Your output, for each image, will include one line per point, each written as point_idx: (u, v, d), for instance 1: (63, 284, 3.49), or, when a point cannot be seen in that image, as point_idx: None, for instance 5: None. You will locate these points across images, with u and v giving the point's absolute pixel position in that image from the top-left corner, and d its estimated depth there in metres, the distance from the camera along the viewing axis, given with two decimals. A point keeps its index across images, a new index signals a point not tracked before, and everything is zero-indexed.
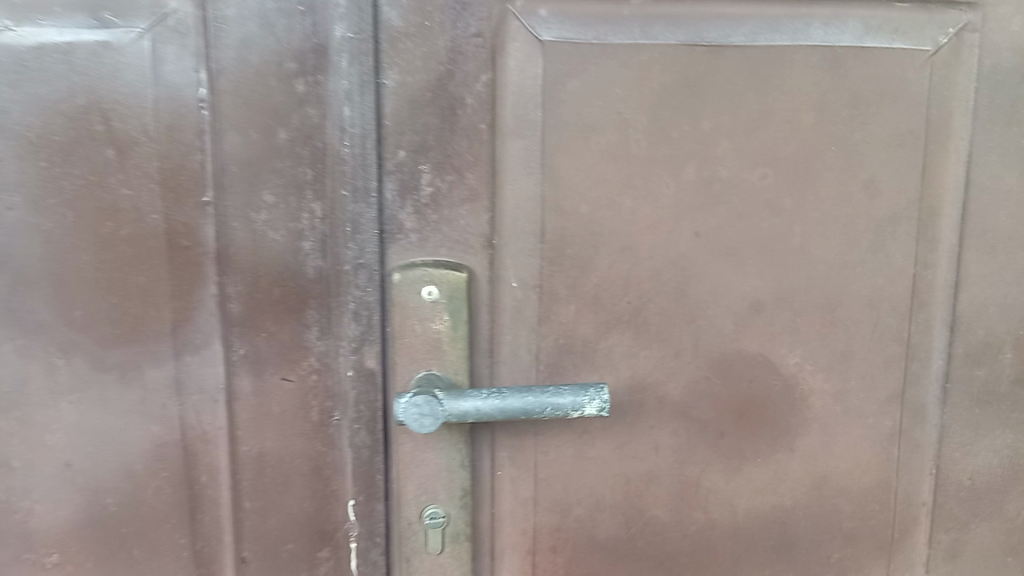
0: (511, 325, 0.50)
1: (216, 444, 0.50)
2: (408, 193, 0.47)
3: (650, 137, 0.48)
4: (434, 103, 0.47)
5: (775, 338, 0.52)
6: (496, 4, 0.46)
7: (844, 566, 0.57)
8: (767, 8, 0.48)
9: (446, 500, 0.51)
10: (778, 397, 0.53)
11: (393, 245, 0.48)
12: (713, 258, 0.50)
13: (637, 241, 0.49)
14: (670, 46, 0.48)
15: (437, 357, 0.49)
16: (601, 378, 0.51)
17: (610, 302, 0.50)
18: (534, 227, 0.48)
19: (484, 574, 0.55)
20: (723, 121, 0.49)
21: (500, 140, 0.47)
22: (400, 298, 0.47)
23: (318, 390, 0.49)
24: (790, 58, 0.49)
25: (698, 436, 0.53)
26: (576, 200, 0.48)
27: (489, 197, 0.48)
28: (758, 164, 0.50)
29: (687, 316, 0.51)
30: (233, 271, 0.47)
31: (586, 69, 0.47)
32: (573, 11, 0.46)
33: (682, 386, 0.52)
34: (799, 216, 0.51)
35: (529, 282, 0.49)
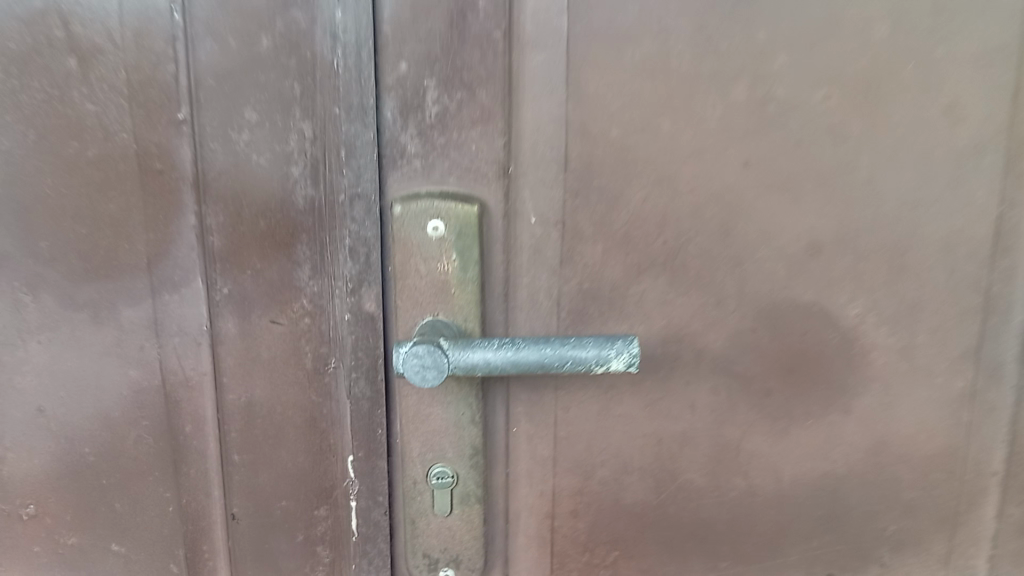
0: (529, 266, 0.44)
1: (200, 391, 0.45)
2: (410, 111, 0.41)
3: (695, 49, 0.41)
4: (441, 6, 0.40)
5: (834, 286, 0.45)
6: None
7: (900, 539, 0.51)
8: None
9: (455, 459, 0.46)
10: (834, 352, 0.47)
11: (394, 172, 0.42)
12: (764, 192, 0.43)
13: (675, 170, 0.43)
14: None
15: (444, 302, 0.43)
16: (631, 328, 0.45)
17: (642, 241, 0.44)
18: (557, 154, 0.42)
19: (499, 538, 0.50)
20: (781, 30, 0.41)
21: (517, 49, 0.40)
22: (402, 233, 0.42)
23: (312, 334, 0.44)
24: None
25: (740, 395, 0.47)
26: (606, 122, 0.42)
27: (505, 118, 0.41)
28: (820, 83, 0.42)
29: (731, 259, 0.44)
30: (214, 200, 0.42)
31: None
32: None
33: (724, 338, 0.46)
34: (868, 144, 0.43)
35: (550, 216, 0.43)
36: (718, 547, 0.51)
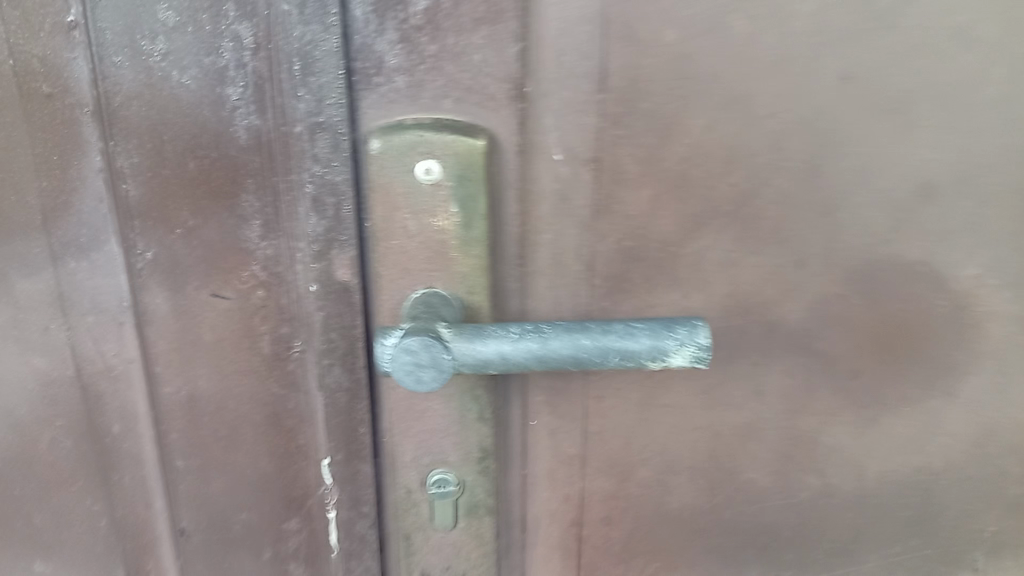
0: (552, 219, 0.33)
1: (127, 384, 0.35)
2: (389, 7, 0.29)
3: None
4: None
5: (947, 239, 0.35)
6: None
7: (1002, 543, 0.42)
8: None
9: (459, 464, 0.36)
10: (943, 323, 0.36)
11: (368, 95, 0.30)
12: (864, 116, 0.33)
13: (750, 88, 0.32)
14: None
15: (441, 268, 0.32)
16: (684, 297, 0.35)
17: (702, 184, 0.33)
18: (591, 66, 0.31)
19: (513, 549, 0.40)
20: None
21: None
22: (381, 179, 0.31)
23: (269, 310, 0.34)
24: None
25: (819, 378, 0.37)
26: (660, 20, 0.30)
27: (522, 16, 0.30)
28: None
29: (818, 207, 0.34)
30: (126, 135, 0.30)
31: None
32: None
33: (803, 307, 0.36)
34: (1007, 48, 0.32)
35: (580, 152, 0.32)
36: (781, 555, 0.41)
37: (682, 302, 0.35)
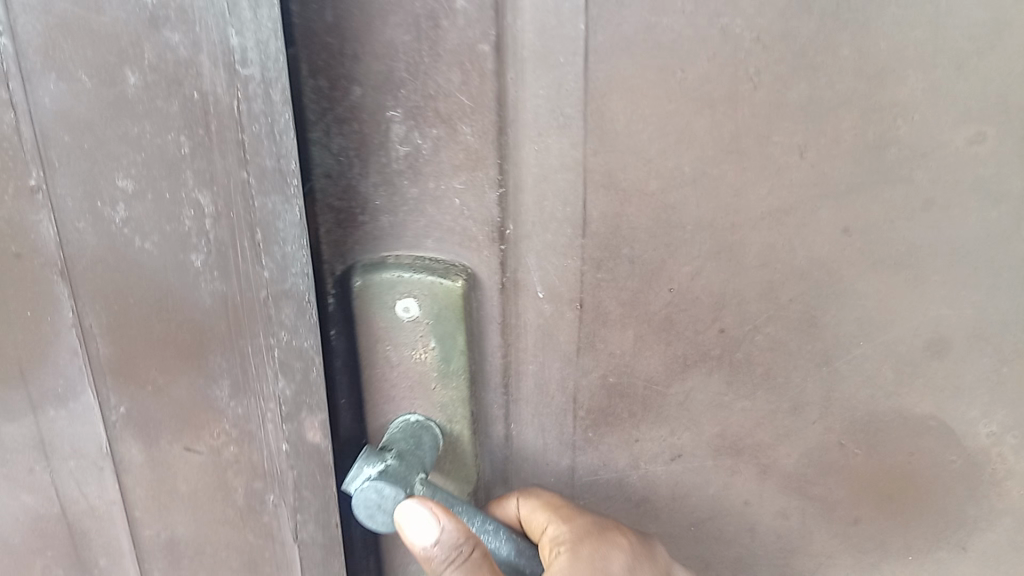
0: (536, 351, 0.33)
1: (111, 523, 0.39)
2: (371, 152, 0.30)
3: (777, 63, 0.28)
4: (404, 8, 0.27)
5: (958, 394, 0.33)
6: None
7: None
8: None
9: None
10: (953, 477, 0.35)
11: (358, 231, 0.31)
12: (869, 269, 0.31)
13: (741, 238, 0.31)
14: None
15: (422, 396, 0.33)
16: (673, 433, 0.34)
17: (690, 328, 0.32)
18: (571, 212, 0.30)
19: None
20: (912, 42, 0.28)
21: (509, 62, 0.28)
22: (366, 313, 0.32)
23: (240, 464, 0.34)
24: None
25: (819, 521, 0.36)
26: (642, 171, 0.29)
27: (498, 162, 0.29)
28: (967, 120, 0.29)
29: (817, 355, 0.33)
30: (92, 293, 0.32)
31: None
32: None
33: (799, 453, 0.34)
34: None
35: (564, 293, 0.32)
36: None
37: (670, 438, 0.34)
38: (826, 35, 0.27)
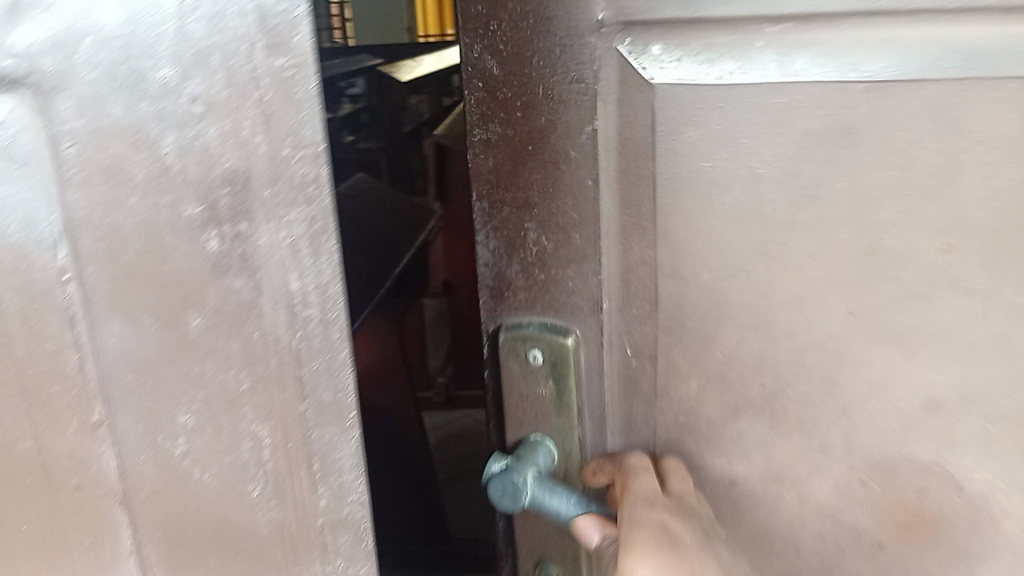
0: (625, 394, 0.46)
1: None
2: (514, 249, 0.45)
3: (788, 193, 0.41)
4: (536, 156, 0.42)
5: (955, 444, 0.43)
6: (604, 42, 0.40)
7: None
8: (959, 28, 0.38)
9: (557, 561, 0.50)
10: (958, 516, 0.45)
11: (506, 304, 0.46)
12: (872, 343, 0.42)
13: (773, 316, 0.43)
14: (820, 87, 0.39)
15: (544, 421, 0.47)
16: (730, 464, 0.46)
17: (738, 382, 0.44)
18: (648, 293, 0.44)
19: None
20: (887, 177, 0.40)
21: (605, 188, 0.43)
22: (507, 360, 0.46)
23: None
24: (994, 95, 0.38)
25: (849, 543, 0.46)
26: (698, 266, 0.42)
27: (598, 257, 0.44)
28: (936, 232, 0.40)
29: (837, 408, 0.44)
30: (158, 502, 0.45)
31: (708, 114, 0.40)
32: (691, 46, 0.40)
33: (829, 485, 0.45)
34: (996, 299, 0.41)
35: (645, 351, 0.45)
36: None
37: (729, 467, 0.46)
38: (821, 174, 0.40)
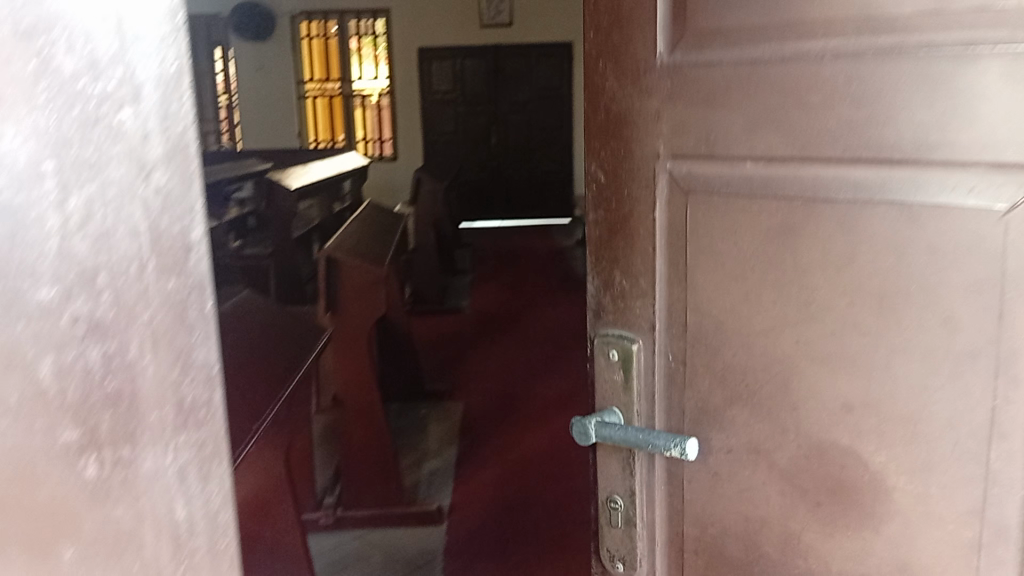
0: (665, 388, 0.86)
1: None
2: (609, 287, 0.88)
3: (758, 263, 0.77)
4: (621, 233, 0.86)
5: (863, 433, 0.74)
6: (660, 170, 0.82)
7: None
8: (853, 171, 0.70)
9: (622, 496, 0.91)
10: (866, 483, 0.75)
11: (602, 319, 0.89)
12: (811, 362, 0.76)
13: (753, 340, 0.79)
14: (777, 202, 0.75)
15: (617, 397, 0.89)
16: (725, 435, 0.83)
17: (732, 383, 0.81)
18: (679, 317, 0.84)
19: (653, 552, 0.92)
20: (816, 259, 0.74)
21: (655, 248, 0.84)
22: (599, 356, 0.90)
23: None
24: (874, 209, 0.70)
25: (799, 498, 0.79)
26: (709, 304, 0.81)
27: (651, 296, 0.85)
28: (846, 295, 0.73)
29: (790, 403, 0.78)
30: None
31: (715, 213, 0.79)
32: (706, 175, 0.79)
33: (786, 457, 0.79)
34: (882, 337, 0.72)
35: (677, 357, 0.85)
36: None
37: (725, 438, 0.83)
38: (776, 253, 0.76)
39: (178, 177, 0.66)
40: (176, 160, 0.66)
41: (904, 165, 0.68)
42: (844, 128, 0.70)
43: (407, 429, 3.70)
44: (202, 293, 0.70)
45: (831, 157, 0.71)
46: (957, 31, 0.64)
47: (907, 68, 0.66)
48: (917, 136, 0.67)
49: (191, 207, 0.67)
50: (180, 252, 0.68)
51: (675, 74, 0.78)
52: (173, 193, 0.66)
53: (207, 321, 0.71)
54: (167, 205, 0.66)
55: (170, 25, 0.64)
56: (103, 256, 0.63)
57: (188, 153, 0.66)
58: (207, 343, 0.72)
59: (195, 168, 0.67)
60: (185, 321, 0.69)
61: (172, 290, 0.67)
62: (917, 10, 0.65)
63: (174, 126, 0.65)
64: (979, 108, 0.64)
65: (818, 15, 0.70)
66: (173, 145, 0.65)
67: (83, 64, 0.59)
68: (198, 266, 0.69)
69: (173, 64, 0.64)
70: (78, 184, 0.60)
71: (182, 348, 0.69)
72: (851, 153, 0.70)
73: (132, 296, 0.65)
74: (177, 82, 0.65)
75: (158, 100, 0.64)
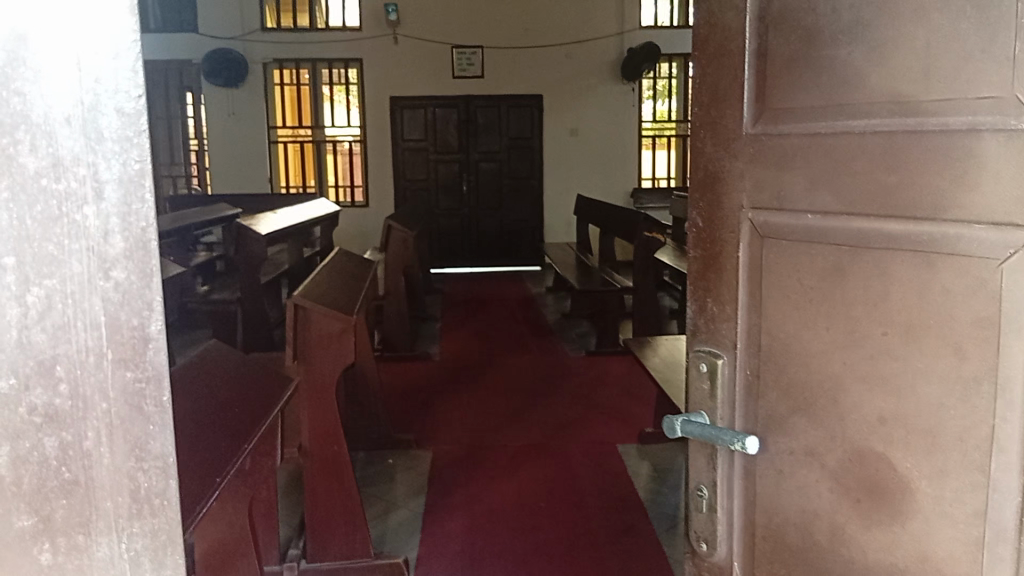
0: (742, 396, 1.05)
1: None
2: (701, 311, 1.08)
3: (814, 297, 0.95)
4: (711, 267, 1.06)
5: (893, 442, 0.89)
6: (740, 216, 1.01)
7: None
8: (888, 223, 0.87)
9: (707, 486, 1.11)
10: (896, 485, 0.90)
11: (695, 336, 1.10)
12: (854, 380, 0.92)
13: (810, 359, 0.96)
14: (831, 246, 0.93)
15: (705, 403, 1.09)
16: (787, 438, 1.00)
17: (793, 395, 0.99)
18: (754, 339, 1.03)
19: (728, 537, 1.09)
20: (859, 294, 0.91)
21: (737, 281, 1.03)
22: (691, 366, 1.10)
23: None
24: (902, 256, 0.87)
25: (843, 495, 0.94)
26: (777, 327, 0.99)
27: (734, 319, 1.04)
28: (883, 326, 0.89)
29: (837, 414, 0.94)
30: None
31: (782, 254, 0.98)
32: (776, 222, 0.98)
33: (834, 459, 0.95)
34: (909, 361, 0.87)
35: (752, 371, 1.03)
36: None
37: (786, 441, 1.00)
38: (828, 288, 0.94)
39: (136, 271, 0.88)
40: (136, 254, 0.88)
41: (926, 220, 0.84)
42: (882, 189, 0.87)
43: (376, 479, 3.80)
44: (158, 386, 0.90)
45: (874, 212, 0.88)
46: (965, 115, 0.80)
47: (927, 143, 0.83)
48: (936, 198, 0.83)
49: (149, 303, 0.89)
50: (138, 342, 0.89)
51: (755, 141, 0.98)
52: (132, 288, 0.88)
53: (165, 413, 0.91)
54: (125, 300, 0.88)
55: (133, 131, 0.86)
56: (60, 346, 0.87)
57: (147, 248, 0.88)
58: (163, 435, 0.91)
59: (154, 265, 0.88)
60: (144, 412, 0.90)
61: (129, 380, 0.89)
62: (934, 97, 0.82)
63: (134, 224, 0.87)
64: (979, 178, 0.80)
65: (865, 99, 0.88)
66: (135, 241, 0.87)
67: (46, 163, 0.84)
68: (154, 359, 0.90)
69: (134, 165, 0.86)
70: (38, 279, 0.86)
71: (137, 438, 0.91)
72: (884, 210, 0.87)
73: (89, 386, 0.89)
74: (140, 182, 0.87)
75: (118, 198, 0.86)
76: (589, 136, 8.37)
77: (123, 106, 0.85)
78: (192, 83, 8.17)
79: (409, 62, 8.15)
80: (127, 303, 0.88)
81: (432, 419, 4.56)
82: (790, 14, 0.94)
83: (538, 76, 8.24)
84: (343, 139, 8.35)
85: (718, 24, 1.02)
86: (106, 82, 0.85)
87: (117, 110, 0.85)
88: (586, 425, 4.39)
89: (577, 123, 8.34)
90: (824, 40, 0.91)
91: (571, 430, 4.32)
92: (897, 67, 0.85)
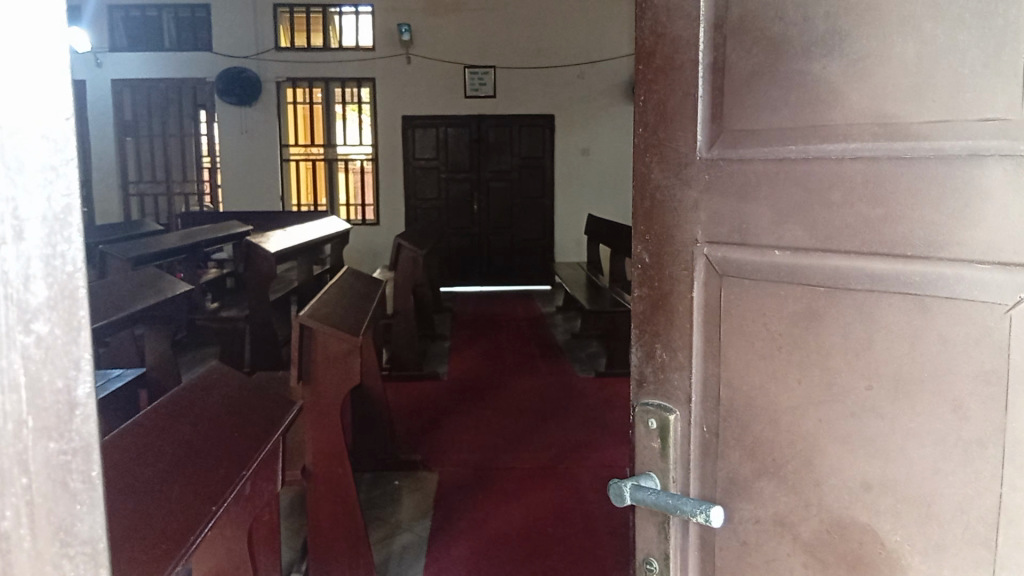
0: (698, 455, 0.94)
1: None
2: (649, 360, 0.97)
3: (784, 345, 0.84)
4: (661, 309, 0.95)
5: (880, 511, 0.78)
6: (696, 252, 0.91)
7: None
8: (870, 263, 0.77)
9: (657, 558, 0.99)
10: (883, 561, 0.79)
11: (642, 388, 0.99)
12: (833, 441, 0.81)
13: (779, 416, 0.86)
14: (806, 287, 0.82)
15: (653, 464, 0.97)
16: (753, 503, 0.89)
17: (761, 455, 0.88)
18: (712, 391, 0.92)
19: None
20: (836, 344, 0.80)
21: (694, 325, 0.93)
22: (638, 422, 0.99)
23: None
24: (889, 300, 0.76)
25: (820, 567, 0.84)
26: (740, 379, 0.89)
27: (688, 368, 0.94)
28: (864, 379, 0.78)
29: (814, 479, 0.83)
30: None
31: (746, 295, 0.87)
32: (738, 259, 0.87)
33: (809, 530, 0.84)
34: (897, 420, 0.76)
35: (712, 428, 0.93)
36: None
37: (755, 507, 0.89)
38: (800, 336, 0.83)
39: (61, 324, 0.67)
40: (61, 305, 0.67)
41: (916, 260, 0.74)
42: (863, 224, 0.77)
43: (379, 502, 3.67)
44: (87, 459, 0.69)
45: (854, 250, 0.78)
46: (962, 139, 0.70)
47: (919, 171, 0.73)
48: (928, 234, 0.73)
49: (76, 360, 0.68)
50: (62, 408, 0.68)
51: (712, 167, 0.88)
52: (56, 344, 0.67)
53: (95, 491, 0.70)
54: (49, 358, 0.67)
55: (59, 160, 0.65)
56: None
57: (75, 297, 0.67)
58: (92, 516, 0.70)
59: (82, 316, 0.68)
60: (69, 490, 0.69)
61: (52, 453, 0.68)
62: (923, 119, 0.72)
63: (59, 268, 0.66)
64: (983, 212, 0.69)
65: (841, 122, 0.78)
66: (59, 290, 0.66)
67: None
68: (83, 428, 0.68)
69: (60, 201, 0.66)
70: None
71: (62, 519, 0.69)
72: (867, 247, 0.77)
73: (6, 458, 0.66)
74: (65, 222, 0.66)
75: (43, 238, 0.65)
76: (600, 156, 8.27)
77: (50, 131, 0.65)
78: (206, 102, 8.13)
79: (420, 82, 8.10)
80: (51, 362, 0.67)
81: (440, 441, 4.44)
82: (752, 25, 0.84)
83: (549, 96, 8.17)
84: (355, 158, 8.29)
85: (666, 37, 0.91)
86: (31, 100, 0.64)
87: (42, 135, 0.65)
88: (593, 448, 4.26)
89: (588, 143, 8.25)
90: (794, 53, 0.81)
91: (581, 453, 4.19)
92: (880, 84, 0.75)
